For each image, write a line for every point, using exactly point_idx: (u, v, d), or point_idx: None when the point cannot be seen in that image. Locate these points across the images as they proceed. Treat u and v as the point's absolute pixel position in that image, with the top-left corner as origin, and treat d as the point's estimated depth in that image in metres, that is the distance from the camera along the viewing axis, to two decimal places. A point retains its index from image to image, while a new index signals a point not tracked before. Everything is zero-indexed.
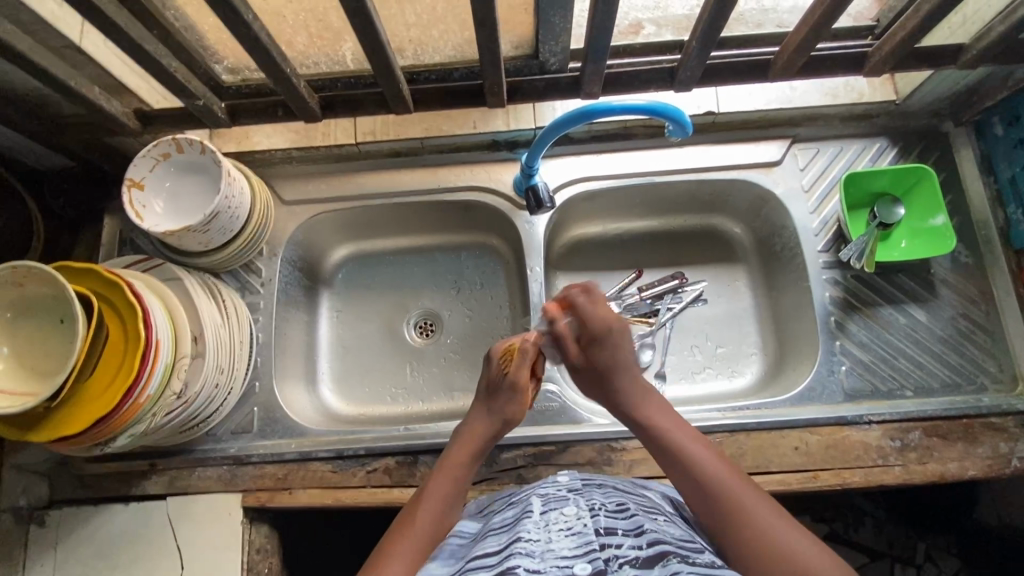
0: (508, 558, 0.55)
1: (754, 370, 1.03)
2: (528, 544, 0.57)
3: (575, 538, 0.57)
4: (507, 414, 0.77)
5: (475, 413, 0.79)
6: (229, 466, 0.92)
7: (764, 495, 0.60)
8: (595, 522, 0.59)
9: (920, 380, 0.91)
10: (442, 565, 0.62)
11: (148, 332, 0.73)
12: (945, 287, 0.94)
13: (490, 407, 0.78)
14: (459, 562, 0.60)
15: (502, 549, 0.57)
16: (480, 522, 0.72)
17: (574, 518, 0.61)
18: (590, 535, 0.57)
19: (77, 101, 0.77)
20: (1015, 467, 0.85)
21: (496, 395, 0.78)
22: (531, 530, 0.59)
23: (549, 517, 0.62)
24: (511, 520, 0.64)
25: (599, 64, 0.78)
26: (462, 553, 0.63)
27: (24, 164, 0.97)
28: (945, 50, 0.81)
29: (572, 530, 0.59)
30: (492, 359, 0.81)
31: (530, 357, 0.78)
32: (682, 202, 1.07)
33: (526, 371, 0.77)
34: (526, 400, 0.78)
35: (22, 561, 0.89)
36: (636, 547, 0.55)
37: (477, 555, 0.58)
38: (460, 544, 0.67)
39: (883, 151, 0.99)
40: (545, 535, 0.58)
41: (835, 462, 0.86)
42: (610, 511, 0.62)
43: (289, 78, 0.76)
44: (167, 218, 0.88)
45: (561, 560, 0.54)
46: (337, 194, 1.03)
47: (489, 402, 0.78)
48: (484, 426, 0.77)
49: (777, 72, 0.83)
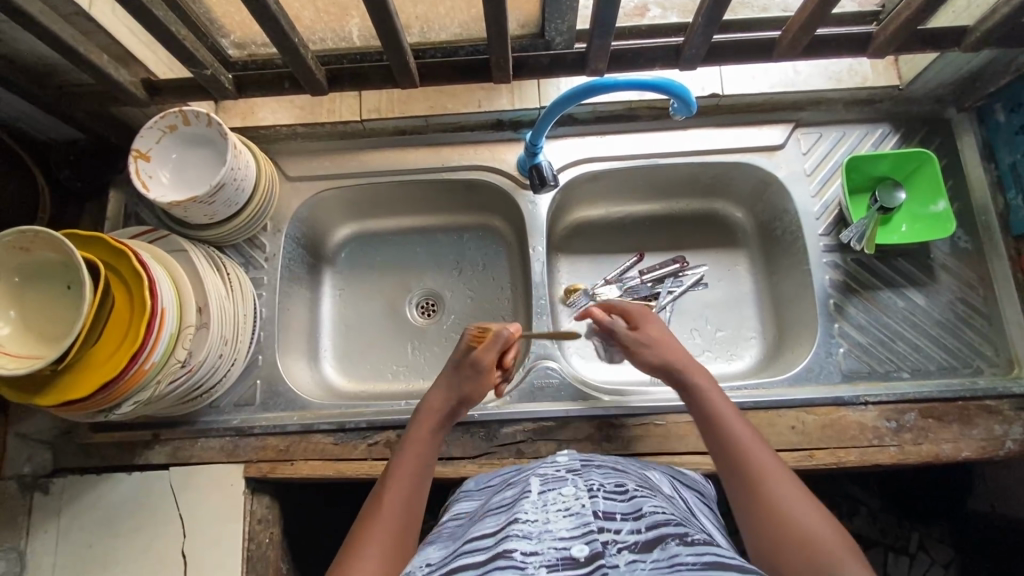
0: (504, 540, 0.56)
1: (753, 353, 1.04)
2: (525, 526, 0.57)
3: (573, 519, 0.58)
4: (465, 392, 0.80)
5: (437, 388, 0.81)
6: (231, 437, 0.92)
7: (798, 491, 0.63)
8: (592, 503, 0.60)
9: (917, 362, 0.92)
10: (436, 551, 0.61)
11: (154, 301, 0.74)
12: (943, 271, 0.95)
13: (452, 384, 0.80)
14: (455, 545, 0.60)
15: (498, 531, 0.58)
16: (477, 501, 0.74)
17: (572, 498, 0.61)
18: (587, 516, 0.58)
19: (85, 68, 0.77)
20: (1009, 449, 0.86)
21: (462, 372, 0.80)
22: (528, 511, 0.60)
23: (547, 497, 0.62)
24: (510, 500, 0.65)
25: (604, 39, 0.78)
26: (459, 534, 0.64)
27: (30, 135, 0.97)
28: (950, 32, 0.82)
29: (569, 510, 0.59)
30: (464, 338, 0.83)
31: (504, 342, 0.81)
32: (685, 186, 1.08)
33: (495, 353, 0.80)
34: (489, 380, 0.81)
35: (26, 527, 0.90)
36: (635, 532, 0.55)
37: (473, 537, 0.59)
38: (457, 526, 0.68)
39: (885, 137, 1.00)
40: (543, 516, 0.59)
41: (831, 441, 0.87)
42: (608, 492, 0.63)
43: (296, 48, 0.76)
44: (173, 189, 0.88)
45: (558, 542, 0.54)
46: (342, 171, 1.03)
47: (450, 379, 0.80)
48: (441, 401, 0.79)
49: (783, 52, 0.83)
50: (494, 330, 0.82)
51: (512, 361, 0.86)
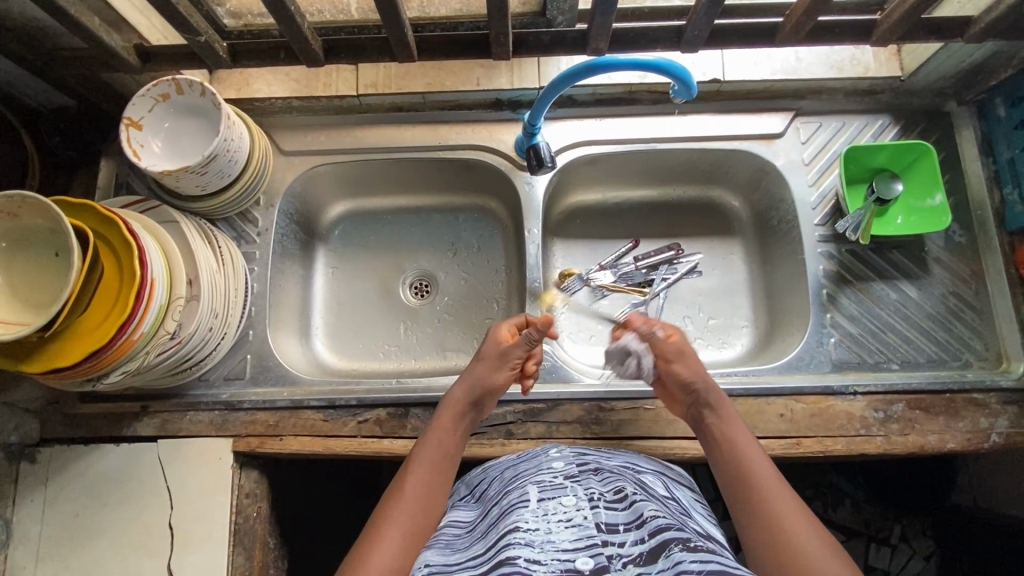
0: (505, 549, 0.57)
1: (744, 342, 1.04)
2: (527, 535, 0.59)
3: (576, 531, 0.59)
4: (488, 385, 0.81)
5: (464, 378, 0.82)
6: (221, 411, 0.92)
7: (827, 542, 0.60)
8: (595, 515, 0.61)
9: (907, 355, 0.92)
10: (438, 554, 0.64)
11: (144, 271, 0.73)
12: (937, 265, 0.95)
13: (479, 376, 0.81)
14: (460, 555, 0.62)
15: (497, 541, 0.59)
16: (477, 509, 0.73)
17: (573, 508, 0.62)
18: (590, 528, 0.59)
19: (77, 31, 0.76)
20: (994, 442, 0.86)
21: (487, 361, 0.82)
22: (529, 520, 0.61)
23: (547, 506, 0.63)
24: (509, 505, 0.65)
25: (607, 17, 0.76)
26: (460, 543, 0.65)
27: (20, 100, 0.95)
28: (955, 22, 0.81)
29: (571, 521, 0.60)
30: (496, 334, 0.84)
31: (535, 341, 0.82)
32: (683, 173, 1.07)
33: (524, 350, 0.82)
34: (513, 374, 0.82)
35: (11, 496, 0.89)
36: (638, 542, 0.57)
37: (476, 553, 0.60)
38: (456, 534, 0.68)
39: (885, 129, 0.99)
40: (545, 526, 0.60)
41: (819, 429, 0.87)
42: (609, 501, 0.63)
43: (293, 17, 0.74)
44: (166, 159, 0.87)
45: (562, 553, 0.56)
46: (337, 147, 1.02)
47: (475, 370, 0.82)
48: (465, 393, 0.81)
49: (786, 36, 0.82)
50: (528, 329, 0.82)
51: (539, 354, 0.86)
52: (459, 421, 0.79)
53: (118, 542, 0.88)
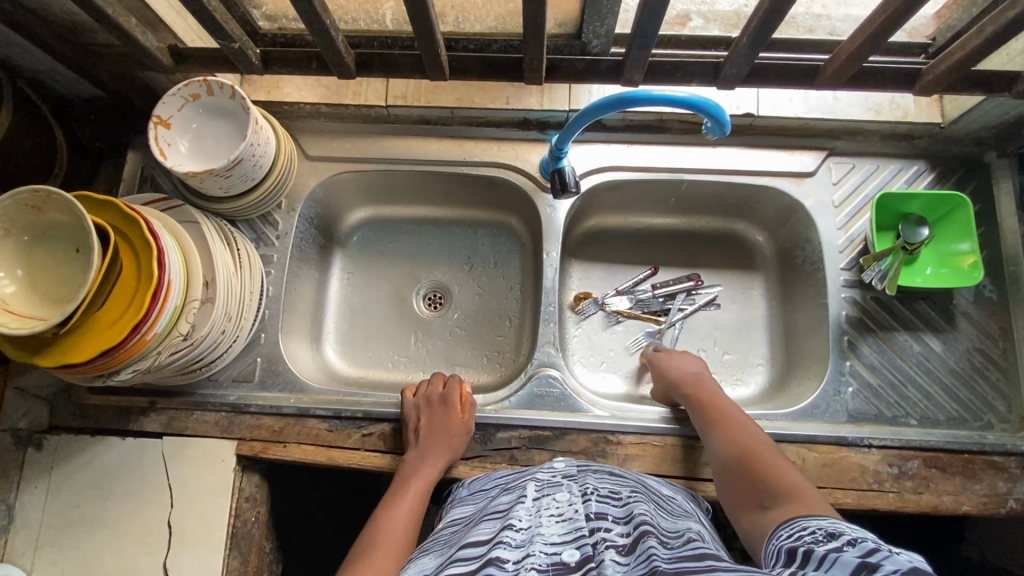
0: (495, 548, 0.54)
1: (760, 379, 1.02)
2: (516, 534, 0.57)
3: (564, 525, 0.57)
4: (430, 459, 0.84)
5: (411, 454, 0.85)
6: (228, 412, 0.92)
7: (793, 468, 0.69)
8: (585, 508, 0.60)
9: (926, 410, 0.90)
10: (433, 557, 0.63)
11: (161, 271, 0.73)
12: (964, 319, 0.93)
13: (421, 450, 0.85)
14: (453, 550, 0.60)
15: (492, 537, 0.57)
16: (472, 506, 0.74)
17: (565, 505, 0.61)
18: (579, 520, 0.58)
19: (112, 31, 0.76)
20: (1011, 508, 0.84)
21: (433, 408, 0.87)
22: (523, 518, 0.60)
23: (541, 503, 0.63)
24: (506, 505, 0.65)
25: (645, 50, 0.75)
26: (454, 541, 0.65)
27: (53, 89, 0.96)
28: (1001, 77, 0.79)
29: (561, 516, 0.59)
30: (427, 399, 0.89)
31: (464, 407, 0.89)
32: (709, 204, 1.06)
33: (456, 416, 0.87)
34: (450, 441, 0.86)
35: (17, 480, 0.90)
36: (624, 534, 0.55)
37: (472, 543, 0.58)
38: (454, 531, 0.68)
39: (920, 175, 0.97)
40: (535, 521, 0.59)
41: (830, 480, 0.85)
42: (602, 496, 0.63)
43: (326, 28, 0.74)
44: (191, 159, 0.87)
45: (550, 546, 0.54)
46: (361, 155, 1.02)
47: (418, 445, 0.85)
48: (416, 468, 0.84)
49: (825, 80, 0.80)
50: (446, 393, 0.89)
51: (468, 409, 0.89)
52: (412, 491, 0.82)
53: (117, 535, 0.88)
